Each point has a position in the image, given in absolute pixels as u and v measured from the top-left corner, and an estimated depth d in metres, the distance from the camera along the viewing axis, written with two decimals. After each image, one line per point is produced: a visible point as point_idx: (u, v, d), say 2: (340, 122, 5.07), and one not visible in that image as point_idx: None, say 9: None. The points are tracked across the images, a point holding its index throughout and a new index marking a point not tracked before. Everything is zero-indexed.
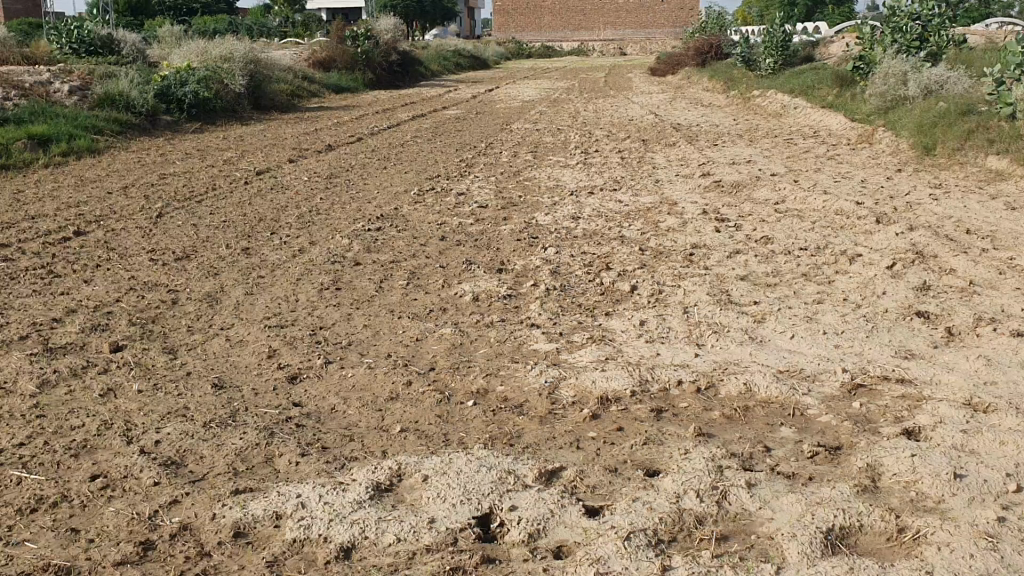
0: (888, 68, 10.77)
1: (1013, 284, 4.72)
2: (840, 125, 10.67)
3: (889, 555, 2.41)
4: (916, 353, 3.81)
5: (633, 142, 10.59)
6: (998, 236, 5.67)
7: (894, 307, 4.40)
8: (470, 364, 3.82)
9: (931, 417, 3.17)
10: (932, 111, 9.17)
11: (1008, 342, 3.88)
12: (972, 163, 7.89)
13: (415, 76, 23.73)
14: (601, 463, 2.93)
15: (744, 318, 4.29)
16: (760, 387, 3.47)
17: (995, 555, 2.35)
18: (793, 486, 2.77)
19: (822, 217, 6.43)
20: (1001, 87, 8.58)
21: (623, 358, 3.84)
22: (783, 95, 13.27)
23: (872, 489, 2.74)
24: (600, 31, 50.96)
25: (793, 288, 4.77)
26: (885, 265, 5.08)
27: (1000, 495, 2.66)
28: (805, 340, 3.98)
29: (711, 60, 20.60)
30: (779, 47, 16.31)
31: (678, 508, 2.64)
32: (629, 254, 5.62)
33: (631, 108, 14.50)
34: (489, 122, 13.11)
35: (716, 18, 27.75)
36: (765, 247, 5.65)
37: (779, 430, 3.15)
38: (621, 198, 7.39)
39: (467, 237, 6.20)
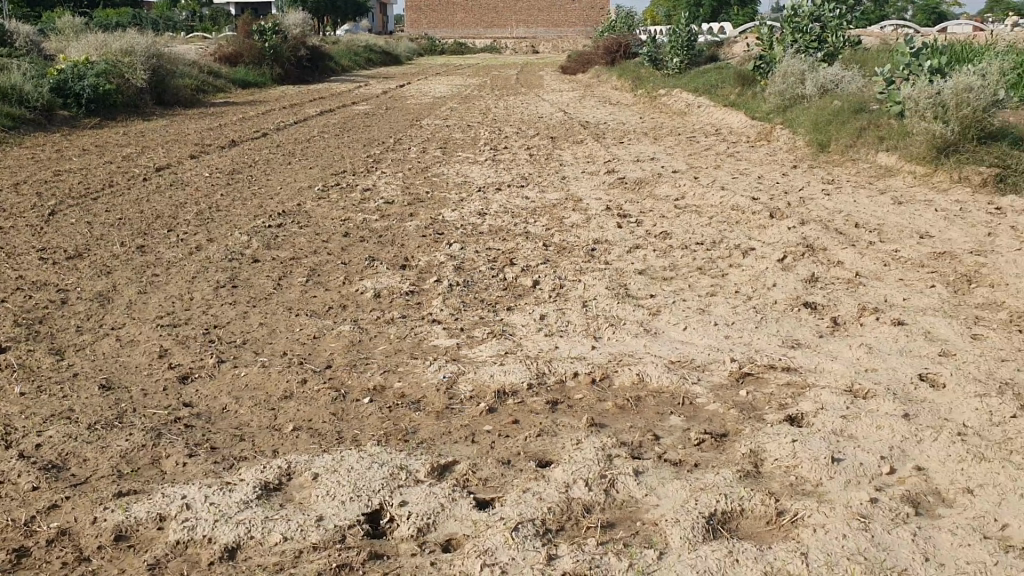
0: (787, 68, 11.06)
1: (895, 275, 4.92)
2: (741, 123, 10.93)
3: (767, 538, 2.48)
4: (802, 342, 3.93)
5: (542, 139, 10.64)
6: (884, 230, 5.89)
7: (784, 298, 4.53)
8: (368, 361, 3.79)
9: (813, 404, 3.28)
10: (826, 110, 9.45)
11: (888, 330, 4.04)
12: (863, 160, 8.18)
13: (325, 72, 23.39)
14: (494, 456, 2.94)
15: (641, 310, 4.36)
16: (652, 377, 3.54)
17: (866, 535, 2.45)
18: (679, 473, 2.83)
19: (720, 212, 6.58)
20: (891, 86, 8.90)
21: (521, 352, 3.86)
22: (688, 94, 13.50)
23: (753, 474, 2.82)
24: (511, 29, 51.08)
25: (689, 282, 4.87)
26: (777, 259, 5.23)
27: (874, 477, 2.77)
28: (697, 331, 4.08)
29: (620, 59, 20.82)
30: (684, 47, 16.60)
31: (567, 498, 2.67)
32: (533, 249, 5.65)
33: (540, 106, 14.57)
34: (398, 117, 13.03)
35: (625, 16, 28.07)
36: (664, 242, 5.76)
37: (669, 419, 3.22)
38: (527, 194, 7.42)
39: (370, 233, 6.15)
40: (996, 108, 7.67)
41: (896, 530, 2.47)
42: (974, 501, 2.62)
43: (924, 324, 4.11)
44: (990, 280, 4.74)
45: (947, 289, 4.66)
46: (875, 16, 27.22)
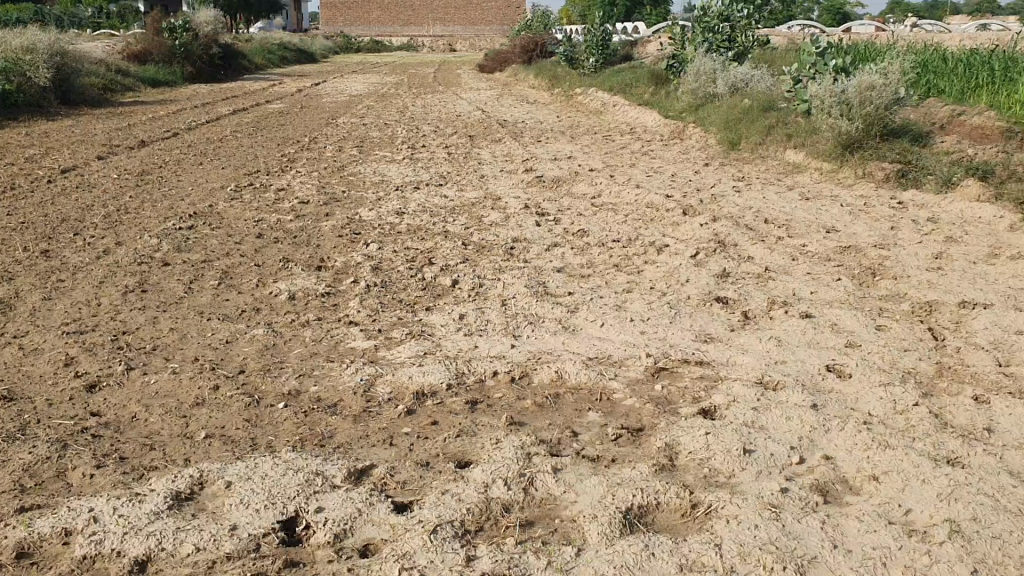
0: (699, 67, 11.26)
1: (803, 269, 5.05)
2: (655, 121, 11.08)
3: (682, 531, 2.52)
4: (715, 336, 4.01)
5: (459, 138, 10.62)
6: (793, 225, 6.04)
7: (697, 293, 4.61)
8: (283, 365, 3.73)
9: (726, 397, 3.35)
10: (737, 108, 9.65)
11: (797, 323, 4.15)
12: (772, 157, 8.38)
13: (238, 70, 22.94)
14: (412, 458, 2.93)
15: (559, 308, 4.39)
16: (570, 375, 3.56)
17: (777, 524, 2.51)
18: (597, 468, 2.86)
19: (635, 210, 6.66)
20: (798, 85, 9.13)
21: (440, 352, 3.84)
22: (604, 93, 13.62)
23: (669, 468, 2.87)
24: (428, 27, 50.84)
25: (606, 279, 4.92)
26: (690, 255, 5.32)
27: (785, 467, 2.84)
28: (614, 327, 4.12)
29: (536, 58, 20.89)
30: (599, 46, 16.75)
31: (486, 498, 2.67)
32: (452, 248, 5.64)
33: (458, 104, 14.54)
34: (314, 116, 12.86)
35: (542, 15, 28.16)
36: (581, 239, 5.81)
37: (587, 415, 3.25)
38: (445, 193, 7.40)
39: (285, 234, 6.05)
40: (896, 106, 7.94)
41: (806, 519, 2.54)
42: (879, 489, 2.70)
43: (831, 317, 4.23)
44: (892, 273, 4.91)
45: (852, 282, 4.80)
46: (783, 16, 27.86)
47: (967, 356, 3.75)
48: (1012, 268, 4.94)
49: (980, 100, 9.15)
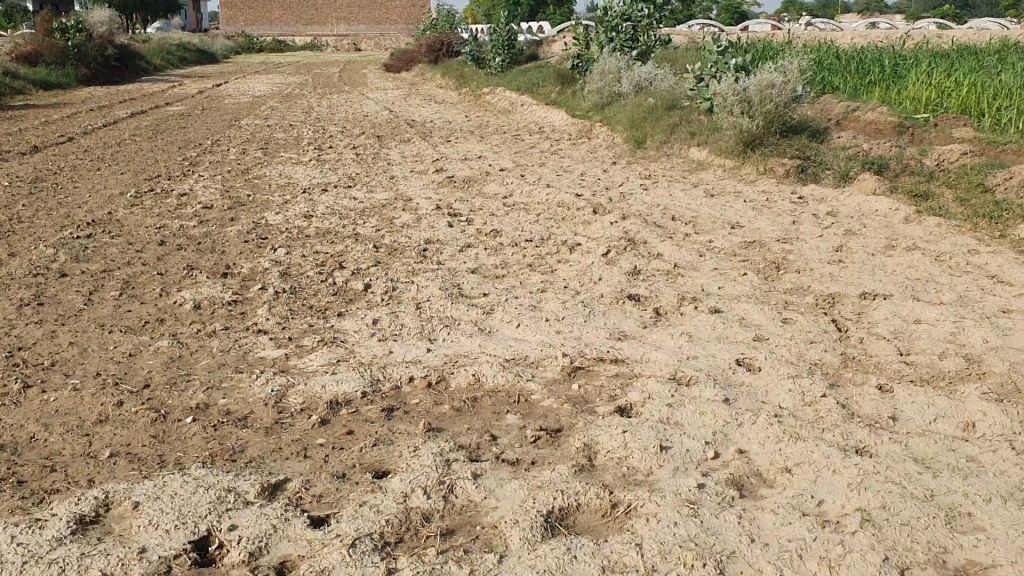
0: (604, 66, 11.37)
1: (711, 264, 5.14)
2: (563, 120, 11.16)
3: (603, 532, 2.53)
4: (628, 333, 4.05)
5: (367, 139, 10.50)
6: (700, 221, 6.16)
7: (610, 291, 4.65)
8: (191, 377, 3.61)
9: (641, 394, 3.37)
10: (642, 107, 9.79)
11: (708, 318, 4.21)
12: (678, 155, 8.52)
13: (135, 71, 22.24)
14: (328, 470, 2.86)
15: (474, 309, 4.37)
16: (487, 377, 3.55)
17: (696, 521, 2.54)
18: (516, 472, 2.85)
19: (546, 209, 6.69)
20: (700, 83, 9.32)
21: (354, 359, 3.78)
22: (511, 93, 13.64)
23: (588, 468, 2.87)
24: (332, 26, 50.19)
25: (520, 279, 4.92)
26: (602, 254, 5.36)
27: (701, 463, 2.88)
28: (530, 328, 4.12)
29: (442, 58, 20.81)
30: (505, 45, 16.79)
31: (405, 508, 2.63)
32: (362, 251, 5.56)
33: (365, 104, 14.38)
34: (216, 118, 12.55)
35: (447, 14, 28.07)
36: (494, 240, 5.79)
37: (505, 418, 3.23)
38: (354, 195, 7.30)
39: (189, 240, 5.88)
40: (795, 103, 8.16)
41: (723, 514, 2.58)
42: (792, 481, 2.76)
43: (739, 311, 4.31)
44: (796, 267, 5.04)
45: (758, 276, 4.91)
46: (684, 15, 28.40)
47: (869, 346, 3.88)
48: (907, 259, 5.12)
49: (872, 97, 9.49)
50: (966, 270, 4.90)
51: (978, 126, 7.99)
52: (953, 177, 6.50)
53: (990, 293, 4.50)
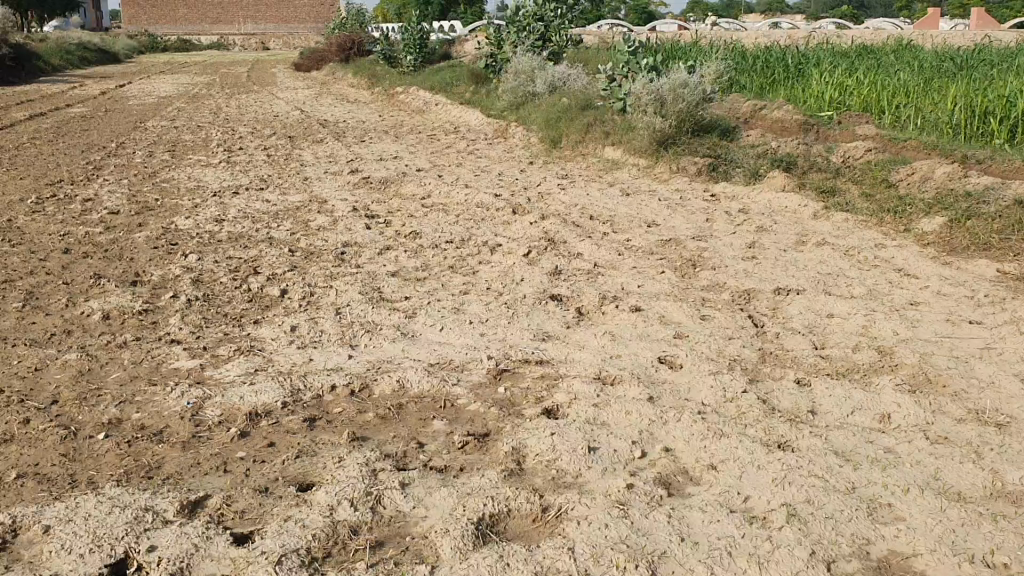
0: (518, 65, 11.36)
1: (630, 263, 5.18)
2: (477, 120, 11.13)
3: (534, 537, 2.51)
4: (552, 334, 4.05)
5: (279, 140, 10.29)
6: (618, 221, 6.20)
7: (532, 292, 4.64)
8: (102, 392, 3.47)
9: (567, 395, 3.37)
10: (557, 107, 9.83)
11: (629, 316, 4.24)
12: (593, 154, 8.58)
13: (32, 71, 21.36)
14: (250, 485, 2.78)
15: (395, 314, 4.31)
16: (411, 383, 3.50)
17: (627, 522, 2.55)
18: (445, 479, 2.82)
19: (464, 210, 6.65)
20: (613, 83, 9.40)
21: (273, 367, 3.69)
22: (424, 93, 13.55)
23: (517, 472, 2.86)
24: (239, 25, 49.06)
25: (441, 281, 4.88)
26: (522, 254, 5.35)
27: (629, 463, 2.89)
28: (453, 331, 4.09)
29: (353, 57, 20.55)
30: (417, 45, 16.67)
31: (332, 521, 2.57)
32: (277, 256, 5.44)
33: (276, 104, 14.09)
34: (119, 120, 12.14)
35: (357, 13, 27.74)
36: (413, 242, 5.73)
37: (431, 425, 3.19)
38: (267, 198, 7.14)
39: (96, 247, 5.67)
40: (706, 103, 8.30)
41: (653, 514, 2.59)
42: (720, 477, 2.80)
43: (659, 309, 4.35)
44: (712, 264, 5.12)
45: (676, 274, 4.97)
46: (594, 15, 28.72)
47: (786, 340, 3.95)
48: (818, 254, 5.25)
49: (778, 96, 9.73)
50: (875, 264, 5.04)
51: (880, 123, 8.26)
52: (859, 173, 6.69)
53: (897, 286, 4.64)
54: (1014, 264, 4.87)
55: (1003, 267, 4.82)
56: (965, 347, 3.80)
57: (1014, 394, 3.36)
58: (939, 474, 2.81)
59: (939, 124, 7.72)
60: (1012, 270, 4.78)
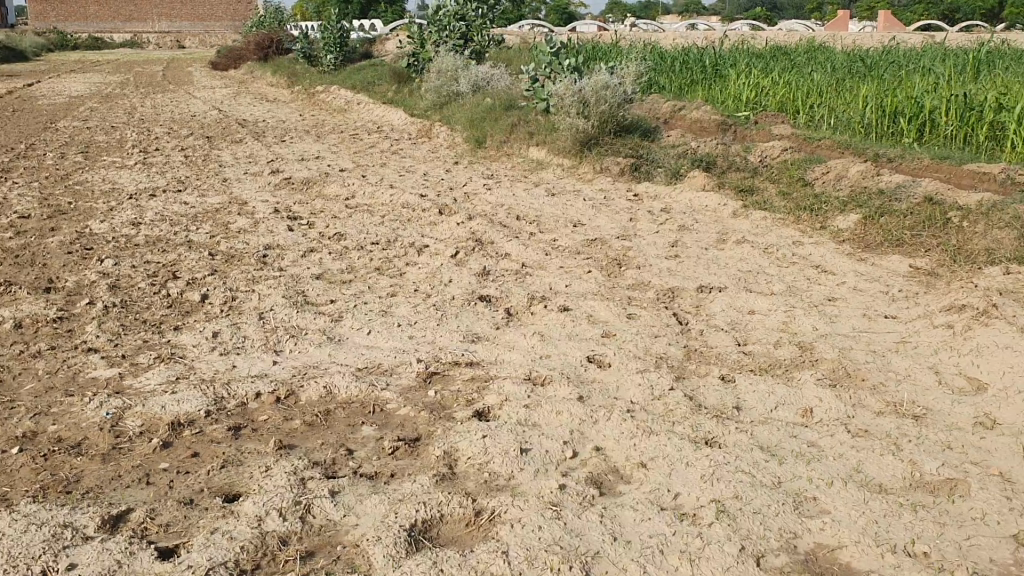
0: (440, 65, 11.31)
1: (557, 263, 5.20)
2: (400, 119, 11.06)
3: (467, 541, 2.50)
4: (481, 335, 4.04)
5: (197, 140, 10.06)
6: (544, 220, 6.23)
7: (461, 293, 4.62)
8: (14, 405, 3.34)
9: (498, 396, 3.37)
10: (480, 107, 9.82)
11: (557, 316, 4.25)
12: (518, 154, 8.60)
13: None
14: (174, 497, 2.71)
15: (321, 318, 4.24)
16: (339, 389, 3.45)
17: (559, 523, 2.55)
18: (375, 486, 2.78)
19: (389, 210, 6.59)
20: (536, 83, 9.44)
21: (195, 375, 3.59)
22: (345, 92, 13.40)
23: (448, 477, 2.84)
24: (153, 22, 47.80)
25: (367, 284, 4.83)
26: (450, 255, 5.33)
27: (560, 463, 2.90)
28: (380, 334, 4.05)
29: (272, 56, 20.20)
30: (338, 43, 16.50)
31: (260, 532, 2.51)
32: (198, 260, 5.31)
33: (193, 104, 13.77)
34: (27, 120, 11.72)
35: (275, 11, 27.31)
36: (337, 243, 5.67)
37: (360, 430, 3.16)
38: (185, 200, 6.97)
39: (6, 253, 5.46)
40: (628, 103, 8.40)
41: (586, 515, 2.60)
42: (649, 475, 2.83)
43: (587, 308, 4.38)
44: (637, 263, 5.17)
45: (602, 273, 5.01)
46: (515, 15, 28.80)
47: (710, 337, 4.02)
48: (738, 252, 5.35)
49: (697, 96, 9.90)
50: (793, 261, 5.16)
51: (795, 123, 8.47)
52: (776, 172, 6.85)
53: (815, 282, 4.75)
54: (925, 259, 5.04)
55: (914, 263, 4.98)
56: (881, 341, 3.91)
57: (928, 386, 3.48)
58: (861, 466, 2.88)
59: (852, 124, 7.93)
60: (923, 266, 4.94)
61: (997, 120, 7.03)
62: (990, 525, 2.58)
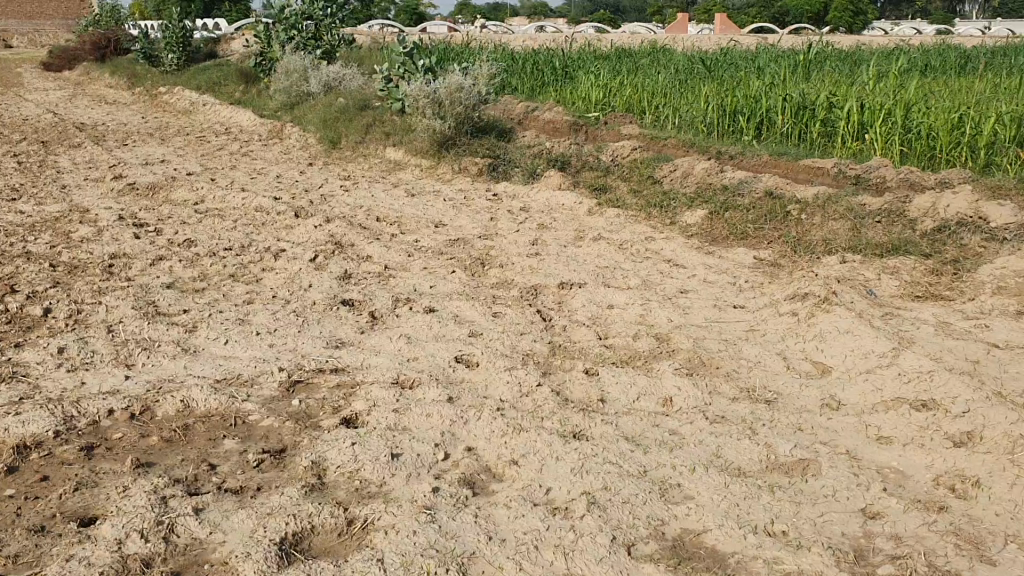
0: (288, 64, 11.06)
1: (419, 264, 5.18)
2: (249, 120, 10.76)
3: (341, 551, 2.46)
4: (346, 340, 3.98)
5: (30, 144, 9.49)
6: (403, 222, 6.19)
7: (322, 298, 4.54)
8: None
9: (365, 402, 3.32)
10: (333, 108, 9.66)
11: (423, 317, 4.24)
12: (374, 154, 8.51)
13: None
14: (23, 526, 2.55)
15: (175, 329, 4.08)
16: (198, 402, 3.32)
17: (434, 526, 2.54)
18: (242, 501, 2.70)
19: (242, 215, 6.40)
20: (390, 83, 9.36)
21: (40, 394, 3.39)
22: (190, 93, 12.93)
23: (318, 487, 2.78)
24: None
25: (222, 291, 4.68)
26: (309, 259, 5.22)
27: (432, 466, 2.89)
28: (239, 343, 3.93)
29: (109, 56, 19.24)
30: (180, 42, 15.90)
31: (120, 557, 2.40)
32: (37, 272, 5.00)
33: (23, 107, 12.98)
34: None
35: (109, 8, 26.05)
36: (189, 250, 5.46)
37: (222, 444, 3.05)
38: (21, 209, 6.56)
39: None
40: (482, 104, 8.45)
41: (460, 516, 2.60)
42: (520, 472, 2.85)
43: (452, 309, 4.38)
44: (499, 262, 5.21)
45: (465, 273, 5.02)
46: (365, 15, 28.49)
47: (572, 333, 4.09)
48: (595, 249, 5.47)
49: (549, 96, 10.07)
50: (647, 256, 5.31)
51: (642, 123, 8.72)
52: (627, 171, 7.04)
53: (668, 276, 4.91)
54: (768, 251, 5.28)
55: (759, 255, 5.22)
56: (733, 330, 4.08)
57: (778, 372, 3.65)
58: (720, 451, 3.00)
59: (695, 123, 8.24)
60: (767, 257, 5.18)
61: (828, 117, 7.45)
62: (840, 501, 2.73)
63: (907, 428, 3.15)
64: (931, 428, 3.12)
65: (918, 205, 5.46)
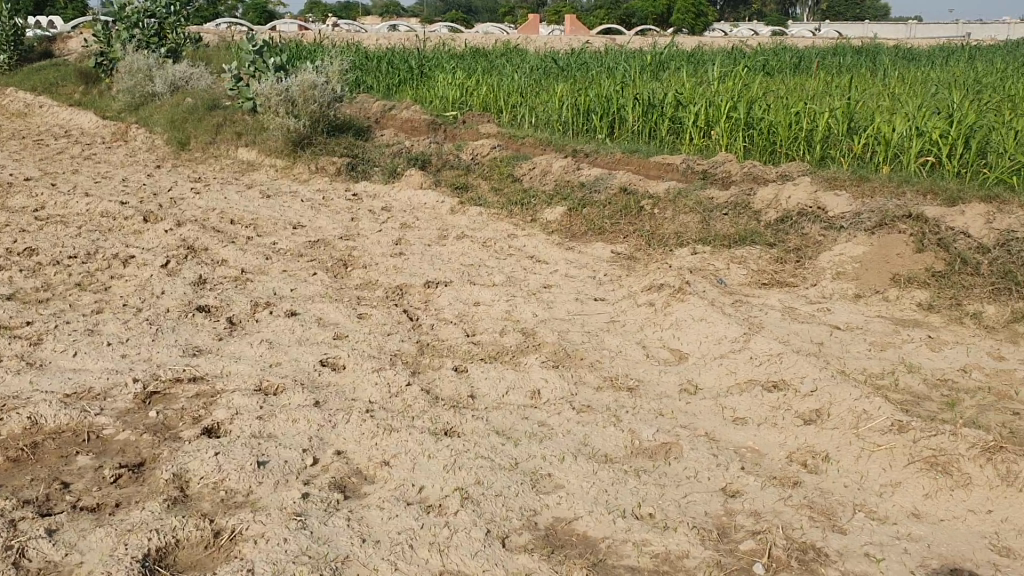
0: (130, 64, 10.59)
1: (278, 267, 5.06)
2: (89, 122, 10.24)
3: (209, 564, 2.38)
4: (203, 348, 3.85)
5: None
6: (258, 224, 6.04)
7: (176, 305, 4.38)
8: None
9: (227, 410, 3.22)
10: (180, 108, 9.32)
11: (285, 321, 4.15)
12: (225, 155, 8.26)
13: None
14: None
15: (17, 342, 3.85)
16: (46, 419, 3.14)
17: (305, 532, 2.50)
18: (99, 519, 2.58)
19: (86, 221, 6.09)
20: (240, 83, 9.12)
21: None
22: (23, 94, 12.20)
23: (180, 500, 2.69)
24: None
25: (68, 301, 4.44)
26: (160, 265, 5.03)
27: (301, 472, 2.84)
28: (89, 355, 3.74)
29: None
30: (11, 40, 14.98)
31: None
32: None
33: None
34: None
35: None
36: (29, 259, 5.15)
37: (75, 461, 2.91)
38: None
39: None
40: (337, 102, 8.33)
41: (332, 520, 2.57)
42: (391, 472, 2.84)
43: (315, 311, 4.31)
44: (360, 262, 5.15)
45: (327, 275, 4.95)
46: (210, 13, 27.59)
47: (438, 331, 4.08)
48: (458, 247, 5.48)
49: (405, 96, 10.03)
50: (509, 253, 5.36)
51: (499, 122, 8.80)
52: (486, 170, 7.08)
53: (531, 272, 4.97)
54: (624, 245, 5.42)
55: (615, 249, 5.35)
56: (595, 322, 4.18)
57: (639, 360, 3.75)
58: (588, 439, 3.07)
59: (551, 121, 8.37)
60: (623, 251, 5.31)
61: (676, 115, 7.71)
62: (702, 481, 2.84)
63: (760, 408, 3.30)
64: (783, 407, 3.29)
65: (762, 197, 5.71)
